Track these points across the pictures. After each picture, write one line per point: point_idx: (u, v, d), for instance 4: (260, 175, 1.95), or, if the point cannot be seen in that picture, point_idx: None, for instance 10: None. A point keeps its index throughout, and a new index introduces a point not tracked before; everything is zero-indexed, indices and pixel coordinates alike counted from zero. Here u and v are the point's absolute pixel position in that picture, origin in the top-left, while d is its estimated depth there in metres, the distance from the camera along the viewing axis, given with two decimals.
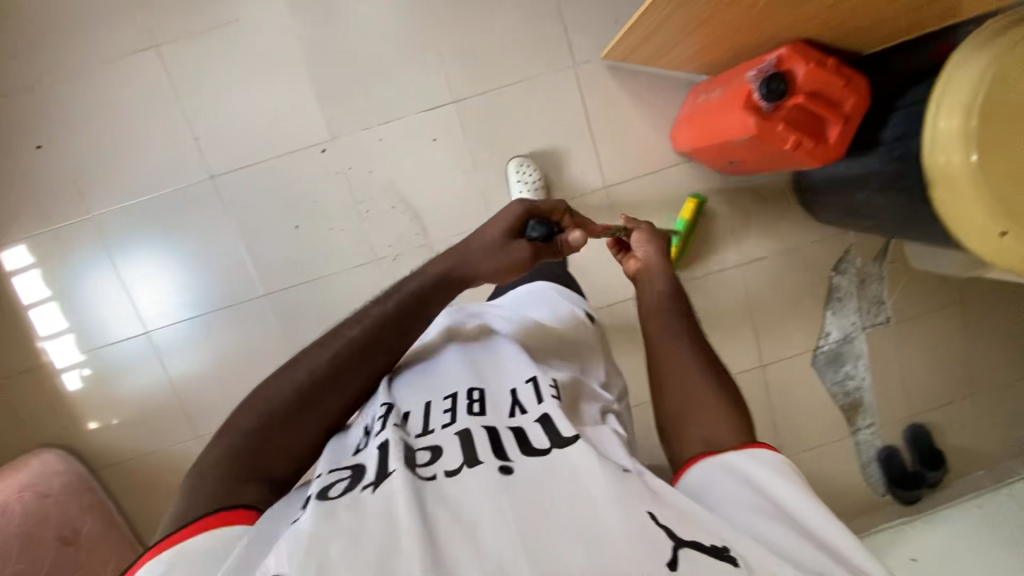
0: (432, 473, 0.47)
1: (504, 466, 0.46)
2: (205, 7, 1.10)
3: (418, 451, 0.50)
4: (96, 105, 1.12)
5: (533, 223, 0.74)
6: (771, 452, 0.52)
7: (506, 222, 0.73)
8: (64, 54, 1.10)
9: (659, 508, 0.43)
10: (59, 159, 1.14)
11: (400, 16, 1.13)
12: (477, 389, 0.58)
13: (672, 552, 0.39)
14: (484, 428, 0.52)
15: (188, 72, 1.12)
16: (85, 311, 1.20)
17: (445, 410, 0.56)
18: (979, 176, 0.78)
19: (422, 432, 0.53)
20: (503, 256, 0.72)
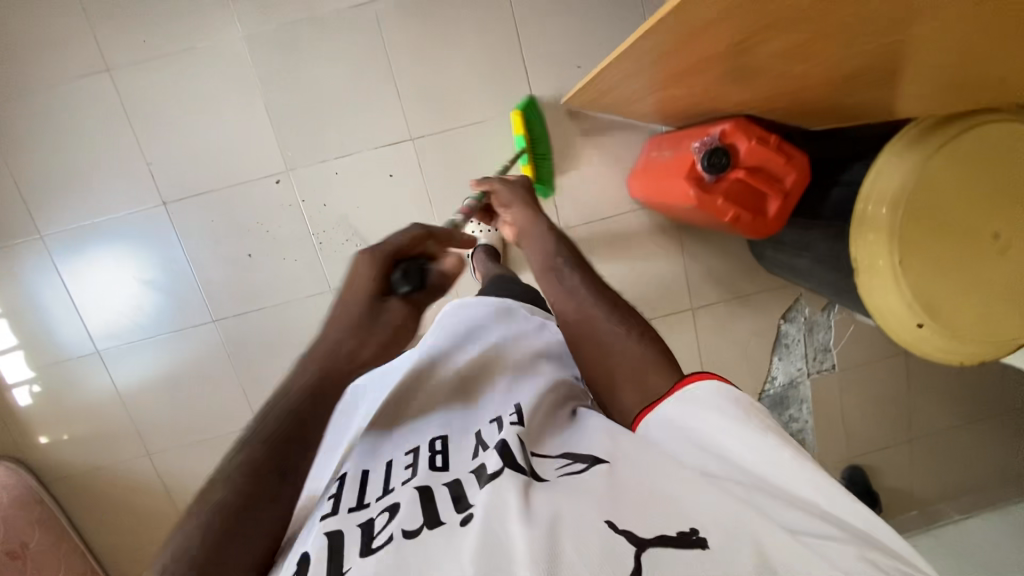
0: (387, 534, 0.41)
1: (462, 517, 0.42)
2: (160, 33, 1.08)
3: (377, 517, 0.44)
4: (48, 127, 1.11)
5: (397, 274, 0.60)
6: (721, 388, 0.49)
7: (363, 287, 0.59)
8: (13, 74, 1.08)
9: (625, 514, 0.39)
10: (9, 179, 1.13)
11: (358, 51, 1.11)
12: (440, 436, 0.52)
13: (636, 560, 0.35)
14: (446, 484, 0.46)
15: (141, 98, 1.10)
16: (36, 329, 1.21)
17: (406, 465, 0.49)
18: (898, 272, 0.80)
19: (382, 491, 0.47)
20: (382, 329, 0.57)
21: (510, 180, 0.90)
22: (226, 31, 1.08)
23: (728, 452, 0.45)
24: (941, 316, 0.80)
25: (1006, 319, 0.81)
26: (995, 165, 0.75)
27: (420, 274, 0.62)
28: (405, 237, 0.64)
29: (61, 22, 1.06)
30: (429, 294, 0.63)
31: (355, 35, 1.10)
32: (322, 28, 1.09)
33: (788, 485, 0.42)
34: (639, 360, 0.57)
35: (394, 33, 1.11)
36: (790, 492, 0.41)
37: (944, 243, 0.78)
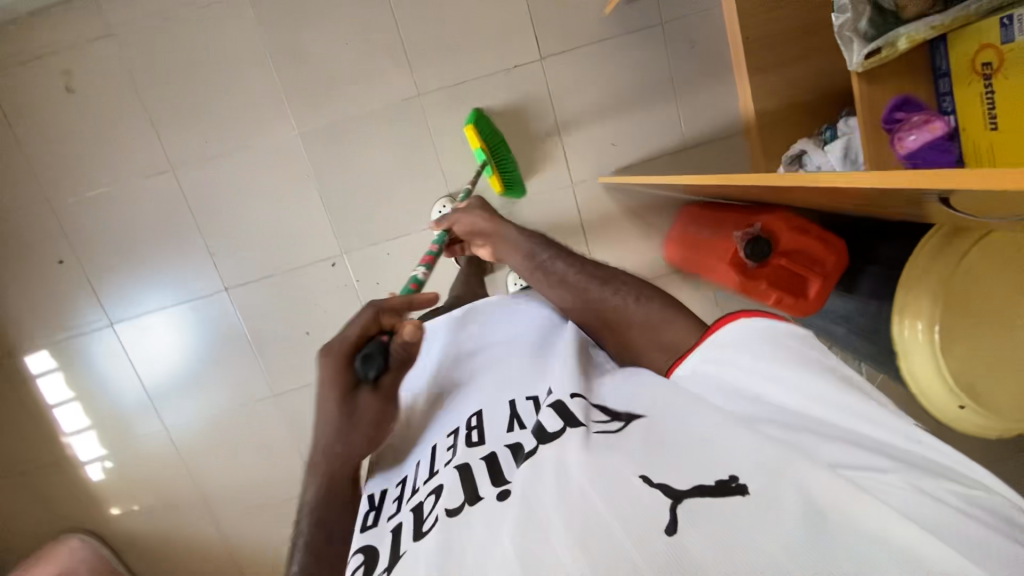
0: (435, 517, 0.47)
1: (500, 492, 0.46)
2: (219, 134, 1.14)
3: (427, 499, 0.50)
4: (115, 222, 1.17)
5: (359, 364, 0.59)
6: (749, 324, 0.52)
7: (331, 387, 0.60)
8: (82, 176, 1.14)
9: (660, 466, 0.41)
10: (78, 273, 1.19)
11: (406, 140, 1.17)
12: (476, 415, 0.57)
13: (671, 515, 0.37)
14: (482, 458, 0.50)
15: (205, 193, 1.16)
16: (106, 407, 1.27)
17: (449, 447, 0.55)
18: (935, 341, 0.85)
19: (430, 474, 0.53)
20: (361, 429, 0.60)
21: (467, 207, 0.87)
22: (283, 129, 1.14)
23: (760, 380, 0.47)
24: (982, 398, 0.85)
25: None
26: None
27: (383, 353, 0.60)
28: (358, 321, 0.62)
29: (126, 127, 1.12)
30: (398, 371, 0.62)
31: (402, 126, 1.16)
32: (372, 121, 1.15)
33: (828, 412, 0.43)
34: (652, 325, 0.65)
35: (439, 122, 1.16)
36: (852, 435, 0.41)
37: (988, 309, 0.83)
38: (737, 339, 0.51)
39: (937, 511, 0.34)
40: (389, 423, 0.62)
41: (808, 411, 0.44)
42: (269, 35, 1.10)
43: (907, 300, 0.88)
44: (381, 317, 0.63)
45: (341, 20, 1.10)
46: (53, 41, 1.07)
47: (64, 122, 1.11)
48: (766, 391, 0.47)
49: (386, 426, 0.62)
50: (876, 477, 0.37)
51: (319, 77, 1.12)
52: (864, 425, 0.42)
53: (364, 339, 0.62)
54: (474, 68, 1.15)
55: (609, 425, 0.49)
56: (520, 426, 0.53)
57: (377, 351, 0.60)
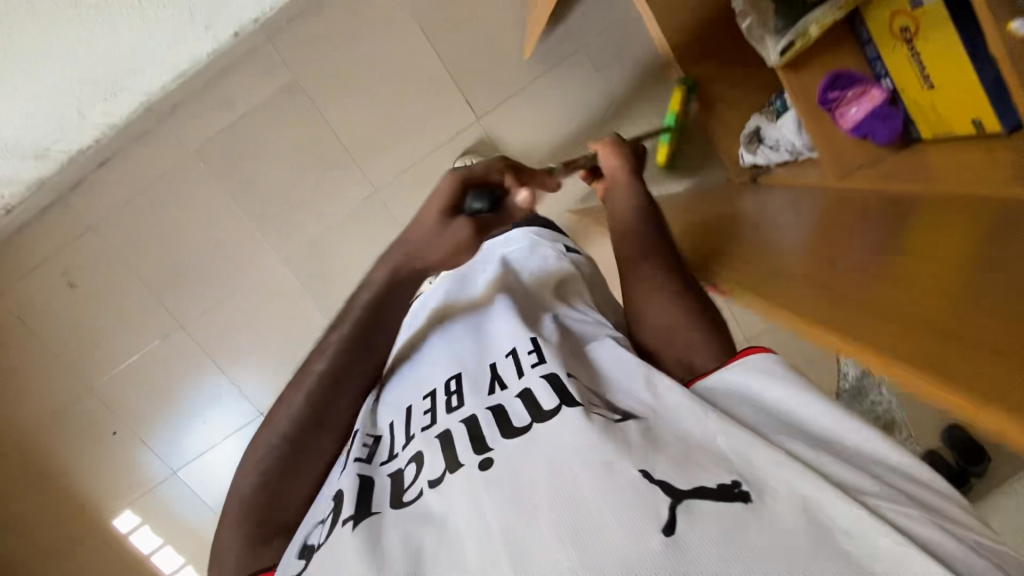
0: (419, 488, 0.51)
1: (482, 461, 0.49)
2: (212, 281, 1.21)
3: (406, 466, 0.54)
4: (150, 384, 1.27)
5: (472, 195, 0.69)
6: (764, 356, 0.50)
7: (440, 203, 0.68)
8: (107, 355, 1.24)
9: (660, 464, 0.43)
10: (134, 438, 1.29)
11: (379, 235, 1.22)
12: (455, 376, 0.61)
13: (671, 514, 0.40)
14: (462, 422, 0.54)
15: (217, 336, 1.25)
16: (194, 545, 1.38)
17: (426, 411, 0.59)
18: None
19: (407, 438, 0.57)
20: (445, 241, 0.67)
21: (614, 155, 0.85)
22: (266, 259, 1.21)
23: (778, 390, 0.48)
24: None
25: None
26: None
27: (495, 198, 0.69)
28: (484, 164, 0.71)
29: (131, 301, 1.21)
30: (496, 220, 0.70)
31: (370, 223, 1.21)
32: (343, 226, 1.21)
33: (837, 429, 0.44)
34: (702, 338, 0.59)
35: (404, 207, 1.21)
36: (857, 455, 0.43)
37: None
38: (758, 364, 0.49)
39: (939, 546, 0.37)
40: (464, 259, 0.69)
41: (821, 426, 0.45)
42: (225, 182, 1.16)
43: None
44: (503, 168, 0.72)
45: (285, 147, 1.15)
46: (43, 248, 1.16)
47: (77, 313, 1.20)
48: (782, 399, 0.47)
49: (458, 259, 0.69)
50: (886, 502, 0.39)
51: (282, 205, 1.18)
52: (874, 447, 0.43)
53: (485, 177, 0.71)
54: (420, 148, 1.18)
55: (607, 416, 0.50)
56: (501, 386, 0.57)
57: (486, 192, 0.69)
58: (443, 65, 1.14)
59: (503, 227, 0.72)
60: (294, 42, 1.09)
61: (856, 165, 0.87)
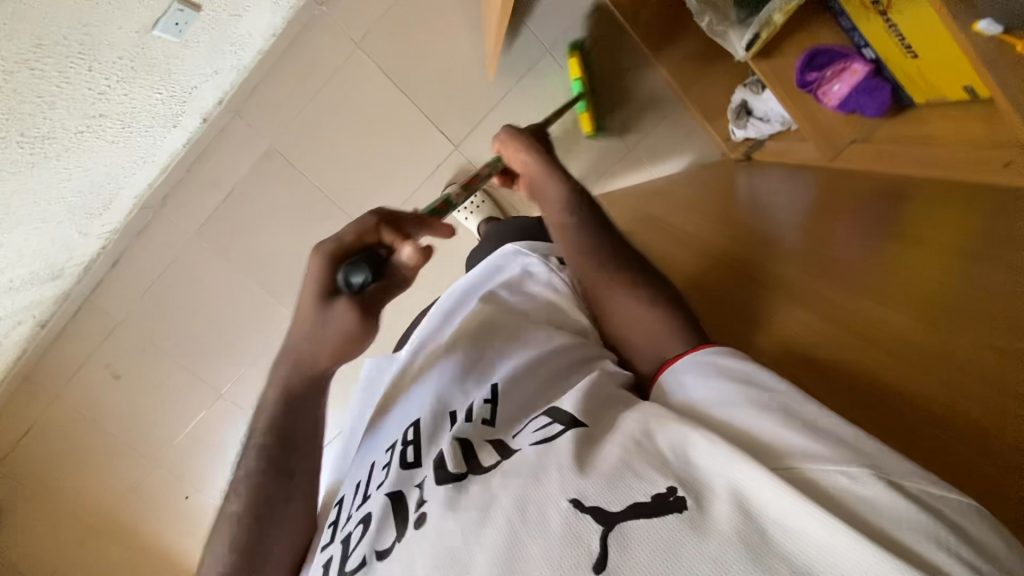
0: (361, 557, 0.50)
1: (418, 519, 0.49)
2: (240, 349, 1.28)
3: (355, 529, 0.53)
4: (207, 449, 1.36)
5: (346, 271, 0.64)
6: (713, 347, 0.53)
7: (316, 286, 0.66)
8: (163, 432, 1.33)
9: (592, 489, 0.42)
10: (206, 497, 1.41)
11: None
12: (412, 427, 0.59)
13: (599, 543, 0.38)
14: (416, 485, 0.53)
15: (255, 397, 1.32)
16: None
17: (383, 466, 0.58)
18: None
19: (364, 497, 0.56)
20: (332, 330, 0.65)
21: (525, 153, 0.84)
22: (284, 320, 1.26)
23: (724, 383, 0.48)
24: None
25: None
26: None
27: (375, 263, 0.65)
28: (353, 232, 0.66)
29: (171, 382, 1.28)
30: (386, 288, 0.68)
31: None
32: None
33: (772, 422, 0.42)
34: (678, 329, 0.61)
35: None
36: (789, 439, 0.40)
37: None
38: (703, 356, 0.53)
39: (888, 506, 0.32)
40: (359, 341, 0.67)
41: (759, 400, 0.44)
42: (228, 257, 1.19)
43: None
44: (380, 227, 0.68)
45: (277, 213, 1.17)
46: (82, 350, 1.23)
47: (127, 400, 1.29)
48: (728, 393, 0.47)
49: (351, 349, 0.67)
50: (826, 473, 0.36)
51: (286, 267, 1.21)
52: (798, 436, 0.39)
53: (362, 245, 0.67)
54: (406, 187, 1.18)
55: (548, 432, 0.51)
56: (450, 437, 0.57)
57: (365, 263, 0.64)
58: (411, 101, 1.12)
59: (400, 286, 0.68)
60: (262, 110, 1.09)
61: (848, 141, 0.81)
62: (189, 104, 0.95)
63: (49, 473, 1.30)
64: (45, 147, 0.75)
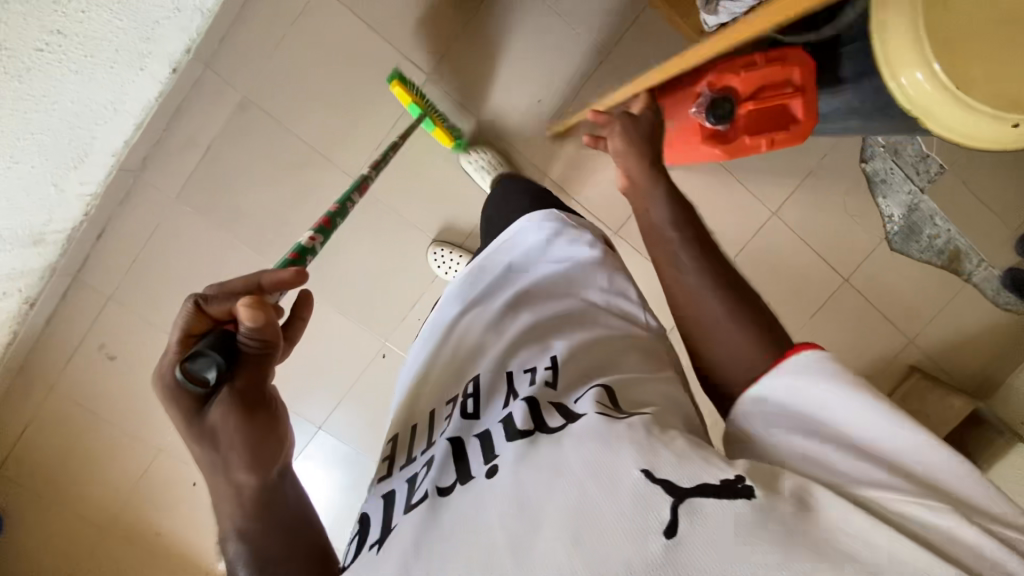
0: (426, 491, 0.58)
1: (489, 470, 0.57)
2: None
3: (421, 469, 0.63)
4: None
5: (191, 367, 0.52)
6: (807, 354, 0.58)
7: (179, 413, 0.54)
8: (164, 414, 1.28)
9: (662, 463, 0.49)
10: None
11: (371, 222, 1.22)
12: (472, 380, 0.72)
13: (672, 512, 0.45)
14: (477, 434, 0.63)
15: None
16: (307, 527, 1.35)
17: (448, 415, 0.69)
18: (947, 84, 0.75)
19: (431, 443, 0.66)
20: (227, 445, 0.54)
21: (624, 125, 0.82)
22: None
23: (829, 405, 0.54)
24: None
25: None
26: None
27: (212, 347, 0.53)
28: (183, 329, 0.55)
29: None
30: (256, 369, 0.55)
31: (360, 213, 1.21)
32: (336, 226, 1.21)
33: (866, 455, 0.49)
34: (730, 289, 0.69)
35: (384, 189, 1.20)
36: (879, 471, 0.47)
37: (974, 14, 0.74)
38: (799, 366, 0.57)
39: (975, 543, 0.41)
40: (259, 437, 0.55)
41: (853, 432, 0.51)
42: (213, 218, 1.18)
43: (887, 45, 0.78)
44: (205, 308, 0.55)
45: (258, 166, 1.16)
46: (74, 333, 1.21)
47: (124, 383, 1.25)
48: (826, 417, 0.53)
49: (267, 440, 0.55)
50: (902, 502, 0.44)
51: (270, 220, 1.19)
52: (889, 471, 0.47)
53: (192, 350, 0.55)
54: (385, 124, 1.17)
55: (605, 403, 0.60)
56: (510, 401, 0.66)
57: (208, 347, 0.52)
58: (378, 35, 1.12)
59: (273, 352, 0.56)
60: (233, 61, 1.10)
61: None
62: (155, 45, 0.96)
63: (51, 469, 1.26)
64: (6, 61, 0.72)
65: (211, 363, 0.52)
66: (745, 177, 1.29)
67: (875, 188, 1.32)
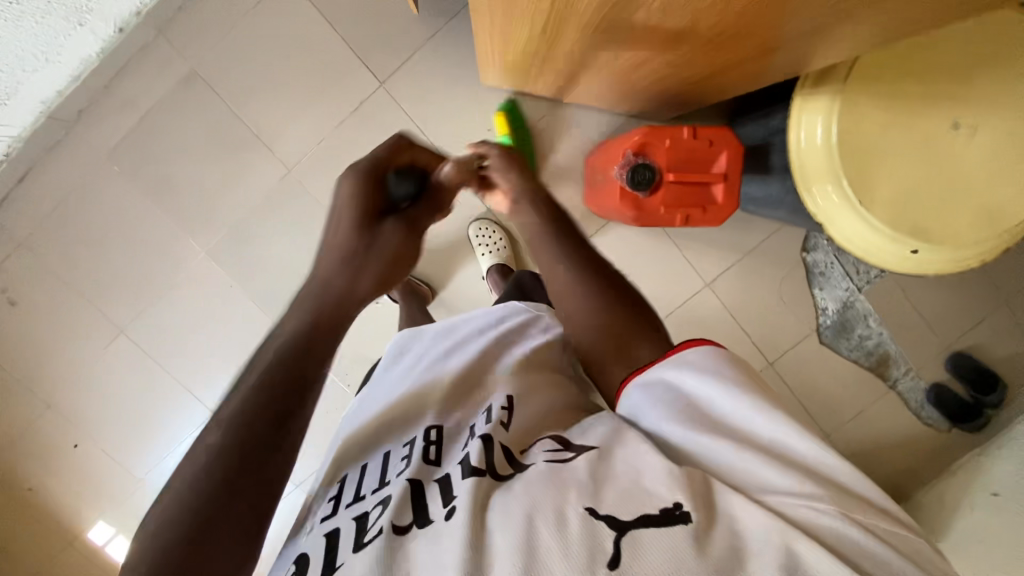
0: (379, 528, 0.50)
1: (446, 511, 0.50)
2: (144, 282, 1.22)
3: (372, 509, 0.54)
4: (100, 393, 1.27)
5: (393, 180, 0.61)
6: (701, 351, 0.54)
7: (353, 204, 0.57)
8: (58, 369, 1.25)
9: (607, 499, 0.46)
10: (95, 449, 1.31)
11: (299, 217, 1.20)
12: (434, 427, 0.64)
13: (614, 546, 0.42)
14: (436, 479, 0.56)
15: (160, 337, 1.25)
16: None
17: (402, 456, 0.61)
18: (853, 202, 0.75)
19: (381, 483, 0.58)
20: (381, 251, 0.57)
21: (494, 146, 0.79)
22: (192, 255, 1.21)
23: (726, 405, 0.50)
24: (934, 236, 0.75)
25: (1001, 202, 0.73)
26: (898, 59, 0.71)
27: (414, 179, 0.64)
28: (387, 145, 0.63)
29: (70, 312, 1.22)
30: (428, 211, 0.64)
31: (291, 205, 1.19)
32: (264, 213, 1.19)
33: (762, 452, 0.47)
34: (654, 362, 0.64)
35: (317, 187, 1.19)
36: (772, 475, 0.45)
37: (886, 132, 0.73)
38: (695, 360, 0.54)
39: (859, 541, 0.41)
40: (410, 262, 0.60)
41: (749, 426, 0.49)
42: (141, 183, 1.16)
43: (804, 147, 0.79)
44: (410, 147, 0.65)
45: (196, 140, 1.15)
46: None
47: (22, 331, 1.21)
48: (722, 411, 0.50)
49: (399, 273, 0.59)
50: (796, 508, 0.42)
51: (198, 195, 1.17)
52: (782, 472, 0.45)
53: (399, 162, 0.63)
54: (329, 123, 1.16)
55: (560, 454, 0.54)
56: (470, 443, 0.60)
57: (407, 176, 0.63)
58: (337, 33, 1.12)
59: (439, 211, 0.66)
60: (186, 31, 1.09)
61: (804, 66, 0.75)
62: (98, 4, 0.94)
63: None
64: None
65: (408, 190, 0.62)
66: (684, 244, 1.29)
67: (810, 281, 1.32)
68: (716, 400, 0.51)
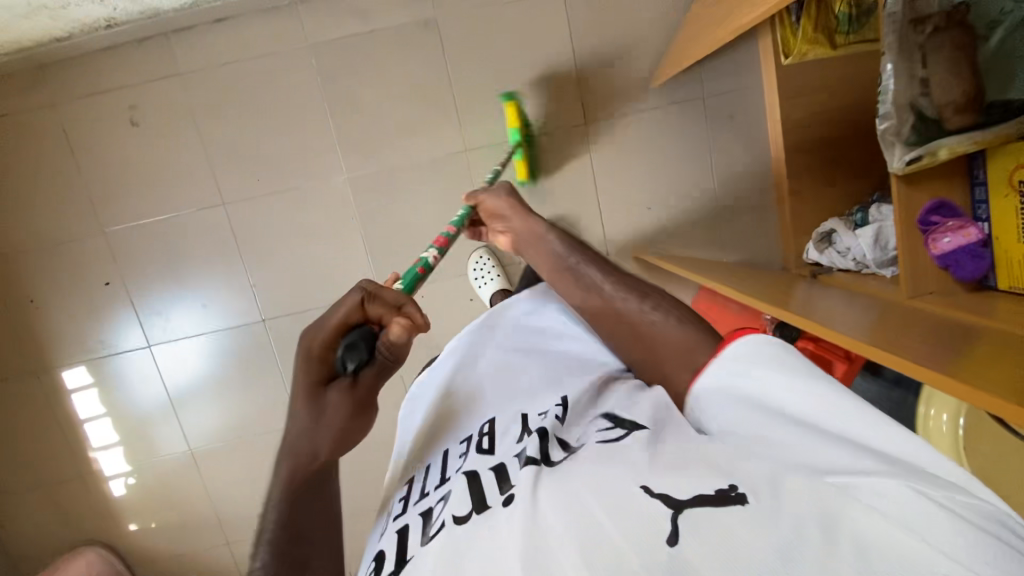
0: (441, 522, 0.50)
1: (505, 498, 0.49)
2: (273, 171, 1.18)
3: (435, 504, 0.54)
4: (160, 247, 1.20)
5: (342, 354, 0.55)
6: (751, 341, 0.52)
7: (305, 376, 0.56)
8: (136, 205, 1.18)
9: (660, 477, 0.44)
10: (124, 296, 1.22)
11: (449, 191, 1.21)
12: (488, 422, 0.62)
13: (672, 524, 0.40)
14: (493, 469, 0.53)
15: (255, 226, 1.20)
16: (193, 420, 1.30)
17: (461, 453, 0.60)
18: (959, 436, 0.87)
19: (441, 479, 0.57)
20: (334, 417, 0.57)
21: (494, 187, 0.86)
22: (333, 171, 1.19)
23: (782, 390, 0.47)
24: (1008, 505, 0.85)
25: None
26: None
27: (367, 344, 0.56)
28: (332, 310, 0.57)
29: (184, 161, 1.16)
30: (380, 368, 0.58)
31: (447, 177, 1.21)
32: (420, 171, 1.20)
33: (820, 435, 0.42)
34: (683, 340, 0.61)
35: (481, 175, 1.21)
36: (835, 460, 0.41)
37: None
38: (746, 352, 0.51)
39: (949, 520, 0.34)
40: (365, 415, 0.58)
41: (809, 414, 0.44)
42: (328, 86, 1.15)
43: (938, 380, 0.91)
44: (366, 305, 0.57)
45: (400, 78, 1.16)
46: (121, 76, 1.12)
47: (127, 153, 1.15)
48: (785, 397, 0.46)
49: (358, 425, 0.58)
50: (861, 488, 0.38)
51: (372, 124, 1.17)
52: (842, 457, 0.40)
53: (341, 330, 0.56)
54: (523, 128, 1.20)
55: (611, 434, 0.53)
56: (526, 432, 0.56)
57: (359, 342, 0.55)
58: (574, 60, 1.18)
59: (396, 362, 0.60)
60: None
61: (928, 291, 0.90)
62: None
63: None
64: None
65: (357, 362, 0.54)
66: None
67: None
68: (776, 395, 0.47)
